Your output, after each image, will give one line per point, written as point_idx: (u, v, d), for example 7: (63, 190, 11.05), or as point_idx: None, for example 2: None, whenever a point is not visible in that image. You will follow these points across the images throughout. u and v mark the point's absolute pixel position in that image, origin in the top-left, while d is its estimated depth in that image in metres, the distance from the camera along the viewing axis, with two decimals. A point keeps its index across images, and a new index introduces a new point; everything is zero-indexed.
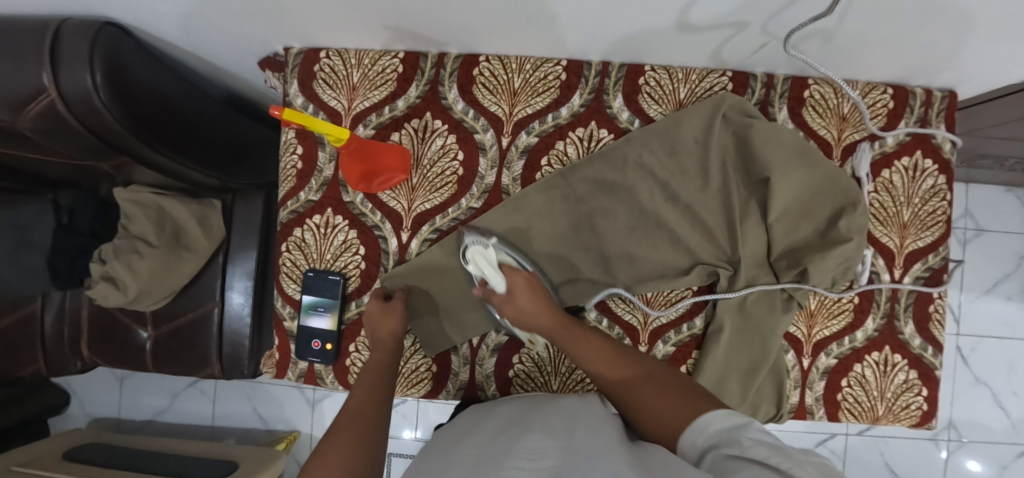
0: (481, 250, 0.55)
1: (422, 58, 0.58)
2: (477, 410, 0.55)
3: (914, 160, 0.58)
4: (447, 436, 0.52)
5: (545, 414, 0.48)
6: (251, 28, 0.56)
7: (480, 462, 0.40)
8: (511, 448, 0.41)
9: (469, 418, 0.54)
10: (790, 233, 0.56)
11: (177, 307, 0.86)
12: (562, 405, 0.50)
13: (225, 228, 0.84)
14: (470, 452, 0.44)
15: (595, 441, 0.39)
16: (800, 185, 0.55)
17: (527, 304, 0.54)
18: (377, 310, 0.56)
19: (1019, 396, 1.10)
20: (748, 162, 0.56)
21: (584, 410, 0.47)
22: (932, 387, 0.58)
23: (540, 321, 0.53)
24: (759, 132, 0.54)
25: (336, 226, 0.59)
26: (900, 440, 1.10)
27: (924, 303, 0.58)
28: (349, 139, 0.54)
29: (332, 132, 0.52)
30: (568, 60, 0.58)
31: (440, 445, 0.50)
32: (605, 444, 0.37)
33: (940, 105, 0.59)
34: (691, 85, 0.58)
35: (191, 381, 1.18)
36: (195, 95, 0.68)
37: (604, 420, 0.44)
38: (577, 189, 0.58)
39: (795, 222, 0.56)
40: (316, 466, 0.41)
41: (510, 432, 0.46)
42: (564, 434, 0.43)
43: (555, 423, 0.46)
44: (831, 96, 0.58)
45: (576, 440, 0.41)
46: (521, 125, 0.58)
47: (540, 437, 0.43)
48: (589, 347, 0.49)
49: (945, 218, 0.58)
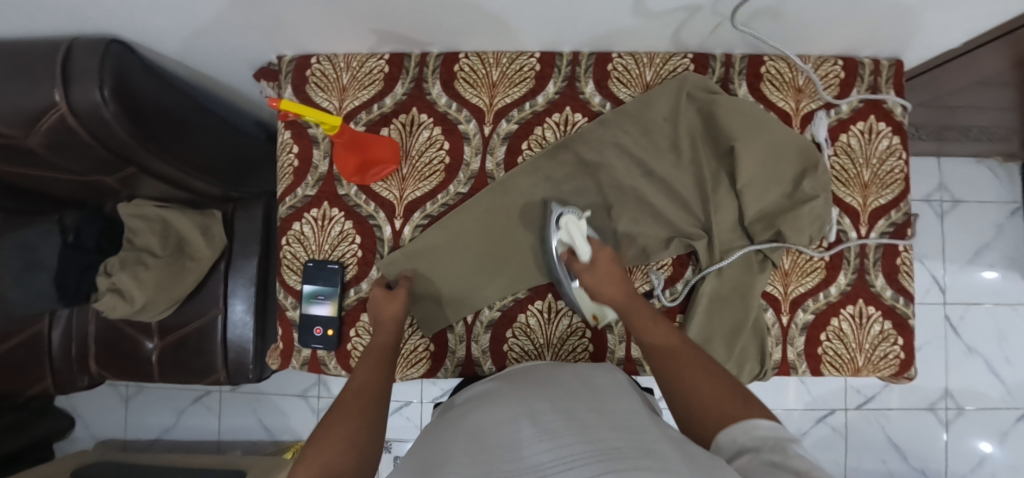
0: (574, 220, 0.57)
1: (406, 58, 0.63)
2: (480, 386, 0.57)
3: (869, 124, 0.62)
4: (457, 410, 0.54)
5: (545, 381, 0.51)
6: (246, 39, 0.60)
7: (484, 437, 0.43)
8: (511, 422, 0.44)
9: (475, 393, 0.55)
10: (760, 198, 0.59)
11: (181, 317, 0.88)
12: (566, 372, 0.53)
13: (226, 237, 0.87)
14: (476, 428, 0.45)
15: (587, 410, 0.43)
16: (761, 152, 0.59)
17: (603, 279, 0.55)
18: (383, 295, 0.59)
19: (1011, 361, 1.12)
20: (716, 132, 0.60)
21: (584, 384, 0.50)
22: (906, 336, 0.61)
23: (609, 294, 0.54)
24: (720, 105, 0.58)
25: (333, 218, 0.62)
26: (899, 412, 1.12)
27: (891, 256, 0.61)
28: (341, 127, 0.59)
29: (323, 120, 0.56)
30: (541, 52, 0.62)
31: (448, 420, 0.52)
32: (606, 420, 0.42)
33: (888, 73, 0.63)
34: (656, 69, 0.62)
35: (195, 397, 1.19)
36: (194, 106, 0.72)
37: (606, 395, 0.47)
38: (558, 170, 0.61)
39: (763, 187, 0.59)
40: (323, 440, 0.43)
41: (512, 399, 0.48)
42: (565, 398, 0.46)
43: (557, 388, 0.49)
44: (786, 70, 0.62)
45: (576, 407, 0.44)
46: (501, 114, 0.62)
47: (540, 404, 0.46)
48: (655, 330, 0.50)
49: (903, 176, 0.62)
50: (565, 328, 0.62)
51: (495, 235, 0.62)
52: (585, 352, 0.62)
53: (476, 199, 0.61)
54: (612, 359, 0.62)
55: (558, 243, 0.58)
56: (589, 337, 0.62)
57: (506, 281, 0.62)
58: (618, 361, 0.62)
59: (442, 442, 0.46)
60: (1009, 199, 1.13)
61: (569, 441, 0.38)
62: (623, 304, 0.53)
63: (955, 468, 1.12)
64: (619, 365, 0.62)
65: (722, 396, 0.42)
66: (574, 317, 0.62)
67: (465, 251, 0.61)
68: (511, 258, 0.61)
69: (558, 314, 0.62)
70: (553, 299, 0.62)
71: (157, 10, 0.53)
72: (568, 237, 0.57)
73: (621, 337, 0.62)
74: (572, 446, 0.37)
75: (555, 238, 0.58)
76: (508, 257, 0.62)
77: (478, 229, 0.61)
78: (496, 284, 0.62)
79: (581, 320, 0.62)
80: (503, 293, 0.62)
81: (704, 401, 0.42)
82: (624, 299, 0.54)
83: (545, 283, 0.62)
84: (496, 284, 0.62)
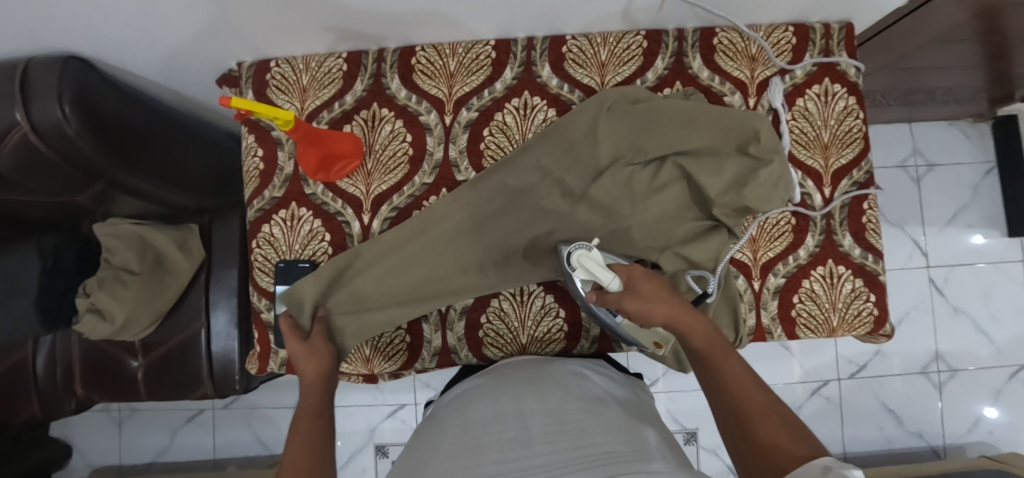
0: (586, 253, 0.51)
1: (364, 55, 0.64)
2: (468, 383, 0.57)
3: (824, 87, 0.63)
4: (440, 419, 0.52)
5: (534, 377, 0.52)
6: (204, 47, 0.61)
7: (476, 439, 0.42)
8: (502, 429, 0.43)
9: (463, 392, 0.56)
10: (710, 174, 0.56)
11: (164, 333, 0.87)
12: (560, 374, 0.54)
13: (205, 250, 0.87)
14: (459, 436, 0.44)
15: (581, 411, 0.45)
16: (695, 136, 0.57)
17: (651, 302, 0.47)
18: (302, 349, 0.54)
19: (998, 319, 1.13)
20: (646, 137, 0.57)
21: (576, 379, 0.53)
22: (879, 292, 0.62)
23: (666, 314, 0.46)
24: (642, 115, 0.57)
25: (301, 217, 0.63)
26: (892, 379, 1.12)
27: (857, 215, 0.62)
28: (296, 122, 0.57)
29: (277, 114, 0.54)
30: (496, 40, 0.63)
31: (440, 421, 0.51)
32: (595, 417, 0.44)
33: (839, 36, 0.64)
34: (610, 47, 0.63)
35: (189, 416, 1.18)
36: (166, 127, 0.73)
37: (598, 401, 0.49)
38: (479, 197, 0.60)
39: (709, 165, 0.56)
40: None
41: (504, 397, 0.49)
42: (555, 399, 0.47)
43: (550, 389, 0.50)
44: (738, 40, 0.63)
45: (567, 407, 0.46)
46: (461, 102, 0.63)
47: (532, 404, 0.47)
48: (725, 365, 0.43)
49: (862, 135, 0.63)
50: (538, 308, 0.62)
51: (428, 258, 0.60)
52: (560, 332, 0.62)
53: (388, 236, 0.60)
54: (586, 337, 0.63)
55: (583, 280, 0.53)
56: (563, 316, 0.62)
57: (446, 293, 0.61)
58: (593, 339, 0.63)
59: (431, 443, 0.45)
60: (982, 159, 1.14)
61: (562, 446, 0.39)
62: (683, 326, 0.46)
63: (952, 430, 1.12)
64: (593, 342, 0.63)
65: (800, 448, 0.34)
66: (546, 297, 0.62)
67: (383, 277, 0.60)
68: (455, 276, 0.60)
69: (530, 296, 0.62)
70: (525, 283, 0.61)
71: (110, 23, 0.53)
72: (588, 275, 0.51)
73: None
74: (562, 453, 0.37)
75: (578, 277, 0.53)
76: (445, 273, 0.60)
77: (404, 253, 0.60)
78: (440, 297, 0.60)
79: (554, 300, 0.62)
80: (456, 300, 0.61)
81: (775, 453, 0.35)
82: (680, 316, 0.46)
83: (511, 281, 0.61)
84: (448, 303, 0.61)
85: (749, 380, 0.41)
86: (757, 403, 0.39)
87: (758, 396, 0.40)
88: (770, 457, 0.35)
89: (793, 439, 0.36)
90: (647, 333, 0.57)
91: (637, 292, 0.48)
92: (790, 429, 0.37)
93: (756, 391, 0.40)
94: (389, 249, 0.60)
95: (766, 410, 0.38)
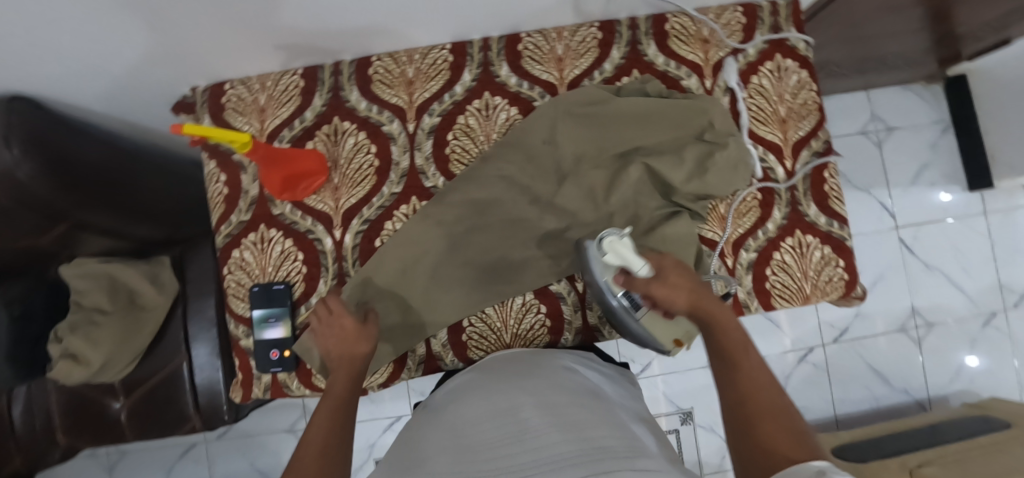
0: (618, 240, 0.50)
1: (320, 70, 0.63)
2: (455, 380, 0.56)
3: (776, 63, 0.65)
4: (428, 415, 0.51)
5: (523, 371, 0.52)
6: (154, 73, 0.59)
7: (474, 436, 0.42)
8: (498, 426, 0.42)
9: (450, 388, 0.55)
10: (671, 166, 0.58)
11: (144, 371, 0.84)
12: (552, 368, 0.54)
13: (178, 282, 0.84)
14: (450, 435, 0.43)
15: (571, 404, 0.45)
16: (654, 132, 0.59)
17: (675, 289, 0.47)
18: (352, 329, 0.52)
19: (968, 271, 1.17)
20: (607, 136, 0.59)
21: (564, 371, 0.53)
22: (847, 258, 0.63)
23: (688, 304, 0.46)
24: (599, 115, 0.59)
25: (272, 239, 0.62)
26: (873, 339, 1.15)
27: (819, 184, 0.64)
28: (253, 144, 0.56)
29: (233, 138, 0.52)
30: (452, 44, 0.63)
31: (430, 419, 0.50)
32: (585, 411, 0.44)
33: (786, 12, 0.65)
34: (566, 42, 0.63)
35: (182, 451, 1.15)
36: (128, 163, 0.72)
37: (585, 393, 0.49)
38: (447, 214, 0.60)
39: (671, 158, 0.58)
40: None
41: (498, 390, 0.49)
42: (546, 393, 0.47)
43: (544, 384, 0.49)
44: (689, 24, 0.64)
45: (560, 401, 0.46)
46: (422, 109, 0.62)
47: (527, 396, 0.46)
48: (740, 357, 0.44)
49: (816, 107, 0.65)
50: (520, 306, 0.61)
51: (408, 279, 0.60)
52: (543, 327, 0.61)
53: (374, 265, 0.59)
54: (570, 329, 0.61)
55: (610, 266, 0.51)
56: (545, 311, 0.61)
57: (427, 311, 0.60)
58: (576, 331, 0.61)
59: (423, 442, 0.45)
60: (937, 119, 1.18)
61: (559, 436, 0.39)
62: (704, 314, 0.46)
63: (934, 381, 1.16)
64: (577, 334, 0.61)
65: (800, 449, 0.36)
66: (527, 294, 0.61)
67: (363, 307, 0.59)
68: (431, 292, 0.60)
69: (511, 294, 0.60)
70: (507, 288, 0.60)
71: (53, 58, 0.51)
72: (618, 261, 0.50)
73: (576, 305, 0.61)
74: (558, 445, 0.37)
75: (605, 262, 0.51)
76: (425, 291, 0.60)
77: (384, 277, 0.59)
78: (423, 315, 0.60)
79: (535, 295, 0.61)
80: (438, 319, 0.60)
81: (775, 451, 0.36)
82: (704, 305, 0.47)
83: (491, 292, 0.60)
84: (421, 321, 0.60)
85: (761, 377, 0.42)
86: (766, 400, 0.40)
87: (770, 395, 0.40)
88: (776, 451, 0.36)
89: (794, 438, 0.37)
90: (673, 328, 0.56)
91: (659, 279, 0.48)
92: (792, 428, 0.38)
93: (768, 388, 0.41)
94: (369, 276, 0.59)
95: (774, 409, 0.39)
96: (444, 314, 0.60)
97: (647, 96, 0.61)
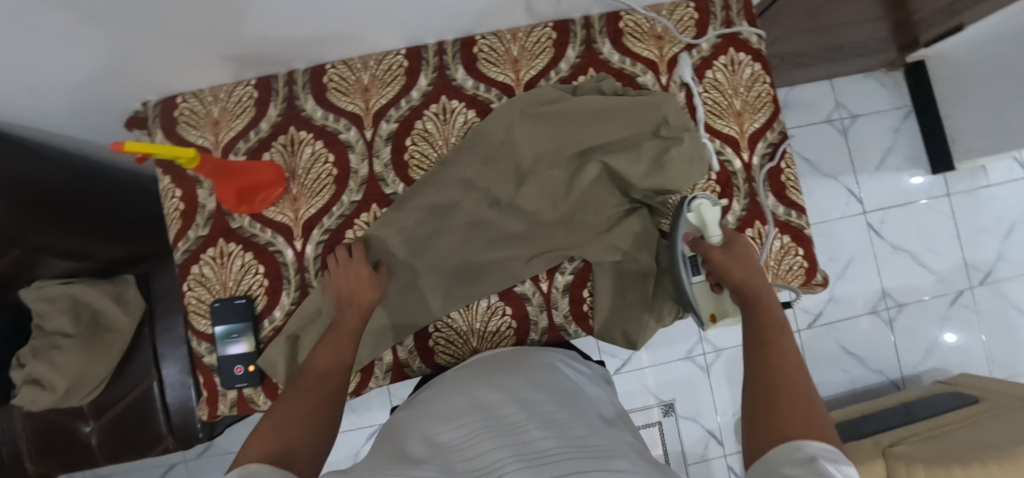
0: (707, 204, 0.58)
1: (274, 80, 0.62)
2: (442, 376, 0.56)
3: (730, 56, 0.66)
4: (419, 405, 0.51)
5: (507, 367, 0.53)
6: (100, 90, 0.58)
7: (467, 427, 0.41)
8: (485, 420, 0.42)
9: (436, 381, 0.55)
10: (628, 163, 0.58)
11: (113, 393, 0.82)
12: (535, 368, 0.54)
13: (144, 301, 0.82)
14: (436, 427, 0.43)
15: (554, 403, 0.45)
16: (611, 129, 0.59)
17: (733, 260, 0.52)
18: (366, 278, 0.55)
19: (934, 251, 1.20)
20: (565, 136, 0.59)
21: (545, 369, 0.54)
22: (807, 246, 0.65)
23: (741, 276, 0.50)
24: (555, 115, 0.59)
25: (231, 253, 0.61)
26: (846, 322, 1.18)
27: (776, 175, 0.65)
28: (201, 160, 0.54)
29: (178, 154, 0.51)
30: (407, 49, 0.63)
31: (409, 413, 0.49)
32: (566, 409, 0.44)
33: (738, 5, 0.66)
34: (521, 43, 0.63)
35: (162, 473, 1.13)
36: (81, 182, 0.71)
37: (563, 391, 0.50)
38: (408, 220, 0.60)
39: (628, 155, 0.59)
40: (275, 415, 0.38)
41: (487, 384, 0.49)
42: (525, 390, 0.48)
43: (525, 382, 0.50)
44: (642, 21, 0.65)
45: (541, 400, 0.46)
46: (379, 115, 0.62)
47: (518, 393, 0.47)
48: (773, 334, 0.44)
49: (770, 98, 0.66)
50: (485, 309, 0.61)
51: None
52: (509, 329, 0.61)
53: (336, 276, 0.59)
54: (535, 330, 0.62)
55: (689, 226, 0.59)
56: (510, 313, 0.61)
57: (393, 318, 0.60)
58: (542, 331, 0.62)
59: (401, 435, 0.44)
60: (898, 105, 1.21)
61: (548, 433, 0.39)
62: (752, 291, 0.49)
63: (907, 361, 1.19)
64: (543, 334, 0.62)
65: (809, 423, 0.35)
66: (492, 297, 0.61)
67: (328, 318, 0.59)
68: (397, 299, 0.60)
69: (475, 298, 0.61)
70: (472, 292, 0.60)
71: None
72: (699, 219, 0.58)
73: (541, 305, 0.61)
74: (545, 439, 0.38)
75: (687, 220, 0.59)
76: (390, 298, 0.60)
77: None
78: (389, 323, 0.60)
79: (499, 298, 0.61)
80: (404, 326, 0.60)
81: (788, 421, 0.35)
82: (754, 282, 0.49)
83: (456, 297, 0.60)
84: (387, 329, 0.60)
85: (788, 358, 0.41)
86: (788, 379, 0.39)
87: (797, 374, 0.40)
88: (783, 422, 0.35)
89: (806, 414, 0.36)
90: (714, 300, 0.59)
91: (729, 248, 0.54)
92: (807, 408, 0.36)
93: (798, 368, 0.40)
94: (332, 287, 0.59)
95: (799, 387, 0.38)
96: (410, 321, 0.60)
97: (602, 94, 0.61)
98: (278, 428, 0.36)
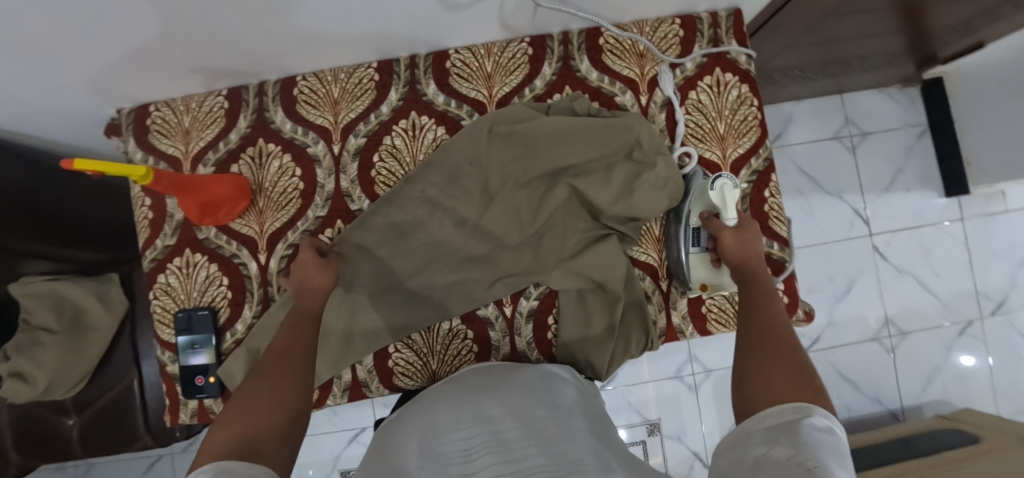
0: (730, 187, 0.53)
1: (245, 90, 0.62)
2: (436, 389, 0.50)
3: (715, 77, 0.62)
4: (417, 409, 0.47)
5: (502, 380, 0.48)
6: (70, 101, 0.58)
7: (463, 437, 0.38)
8: (481, 435, 0.38)
9: (432, 392, 0.50)
10: (597, 186, 0.57)
11: (94, 390, 0.82)
12: (528, 381, 0.48)
13: (127, 300, 0.82)
14: (429, 437, 0.39)
15: (556, 421, 0.40)
16: (582, 150, 0.57)
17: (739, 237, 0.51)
18: (313, 263, 0.52)
19: (942, 277, 1.14)
20: (534, 154, 0.57)
21: (540, 384, 0.48)
22: (788, 280, 0.61)
23: (735, 253, 0.50)
24: (522, 133, 0.56)
25: (197, 263, 0.61)
26: (843, 348, 1.13)
27: (759, 205, 0.62)
28: (158, 176, 0.51)
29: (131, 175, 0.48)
30: (379, 62, 0.62)
31: (407, 417, 0.46)
32: (564, 428, 0.39)
33: (727, 23, 0.63)
34: (495, 58, 0.61)
35: (148, 465, 1.15)
36: (52, 185, 0.73)
37: (564, 409, 0.44)
38: (365, 238, 0.58)
39: (598, 176, 0.57)
40: (242, 411, 0.39)
41: (486, 395, 0.44)
42: (519, 405, 0.42)
43: (521, 393, 0.45)
44: (624, 38, 0.62)
45: (535, 415, 0.41)
46: (348, 130, 0.61)
47: (514, 404, 0.42)
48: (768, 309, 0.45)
49: (757, 122, 0.62)
50: (446, 332, 0.60)
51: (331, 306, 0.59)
52: (470, 352, 0.61)
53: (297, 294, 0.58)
54: (497, 355, 0.61)
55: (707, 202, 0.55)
56: (472, 337, 0.60)
57: (353, 337, 0.59)
58: (503, 357, 0.61)
59: (396, 445, 0.41)
60: (913, 122, 1.15)
61: (534, 450, 0.34)
62: (751, 268, 0.49)
63: (907, 391, 1.13)
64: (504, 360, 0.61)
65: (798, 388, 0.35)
66: (454, 320, 0.60)
67: None
68: (357, 317, 0.59)
69: (436, 322, 0.60)
70: (438, 314, 0.60)
71: None
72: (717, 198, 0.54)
73: (503, 331, 0.60)
74: (532, 459, 0.33)
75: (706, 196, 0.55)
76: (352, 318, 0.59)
77: None
78: (349, 343, 0.59)
79: (461, 322, 0.60)
80: (364, 348, 0.59)
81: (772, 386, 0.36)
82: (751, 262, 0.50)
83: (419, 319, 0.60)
84: (346, 349, 0.59)
85: (780, 333, 0.42)
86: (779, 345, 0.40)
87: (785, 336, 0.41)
88: (776, 388, 0.36)
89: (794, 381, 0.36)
90: (708, 272, 0.57)
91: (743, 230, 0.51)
92: (796, 376, 0.37)
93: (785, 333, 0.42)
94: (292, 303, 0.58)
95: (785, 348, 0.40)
96: (371, 341, 0.59)
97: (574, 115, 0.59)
98: (242, 422, 0.38)
